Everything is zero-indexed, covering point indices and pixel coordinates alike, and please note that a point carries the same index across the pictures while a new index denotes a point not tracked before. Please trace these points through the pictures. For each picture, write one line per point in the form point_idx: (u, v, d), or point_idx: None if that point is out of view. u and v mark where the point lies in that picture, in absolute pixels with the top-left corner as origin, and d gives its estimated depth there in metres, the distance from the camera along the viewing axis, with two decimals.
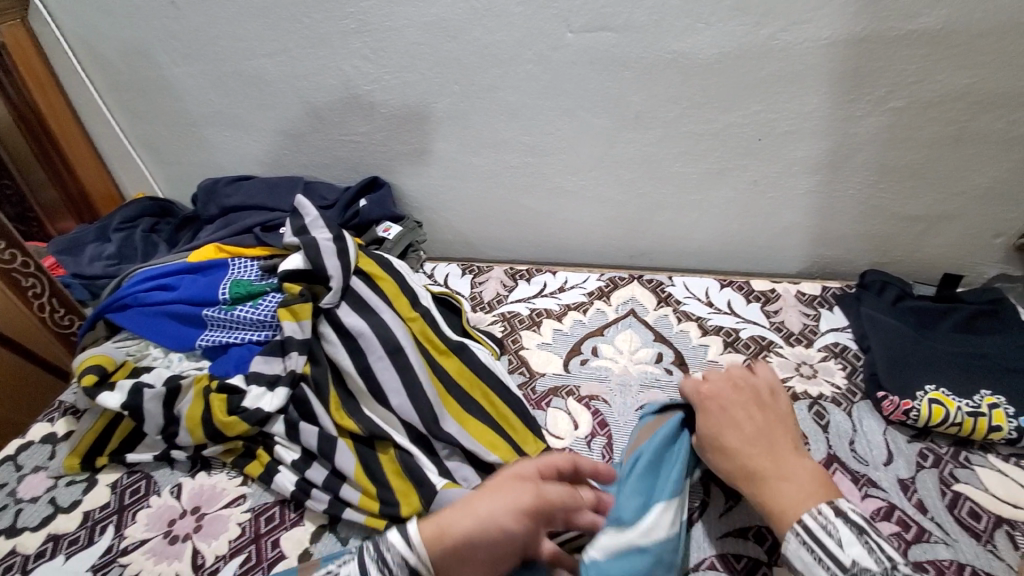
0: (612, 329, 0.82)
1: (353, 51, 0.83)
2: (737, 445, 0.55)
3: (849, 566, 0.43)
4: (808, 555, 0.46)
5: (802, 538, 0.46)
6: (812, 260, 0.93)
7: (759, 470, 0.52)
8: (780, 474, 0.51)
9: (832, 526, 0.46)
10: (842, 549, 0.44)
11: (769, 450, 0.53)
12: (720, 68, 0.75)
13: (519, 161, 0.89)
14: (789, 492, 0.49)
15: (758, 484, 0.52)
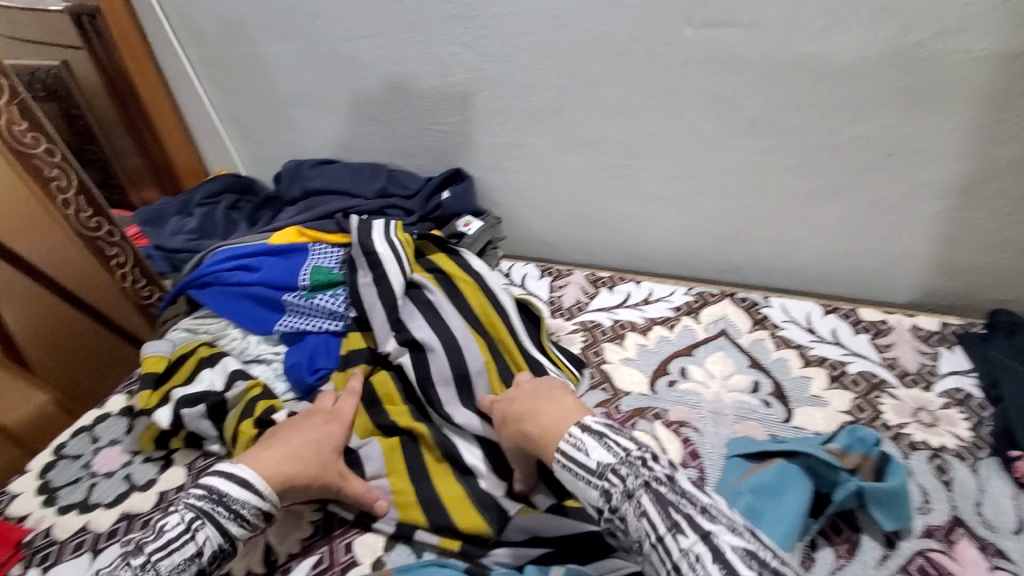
0: (702, 350, 0.76)
1: (452, 37, 0.80)
2: (520, 414, 0.59)
3: (595, 468, 0.50)
4: (572, 475, 0.51)
5: (560, 462, 0.52)
6: (927, 292, 0.84)
7: (535, 425, 0.56)
8: (552, 416, 0.56)
9: (580, 440, 0.52)
10: (589, 457, 0.51)
11: (544, 404, 0.58)
12: (854, 74, 0.68)
13: (612, 162, 0.84)
14: (555, 419, 0.56)
15: (535, 439, 0.56)
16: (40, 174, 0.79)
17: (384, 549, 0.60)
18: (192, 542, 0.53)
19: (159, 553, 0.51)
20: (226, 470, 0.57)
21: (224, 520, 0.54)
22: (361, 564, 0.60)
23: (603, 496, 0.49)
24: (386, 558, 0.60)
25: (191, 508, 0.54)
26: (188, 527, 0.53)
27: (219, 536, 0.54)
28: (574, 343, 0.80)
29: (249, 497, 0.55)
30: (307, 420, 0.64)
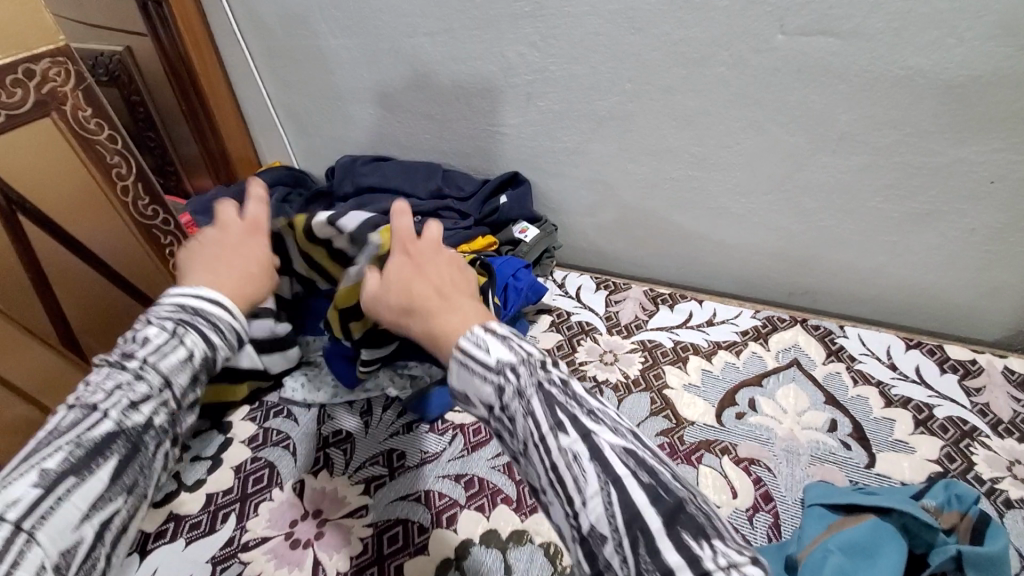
0: (771, 380, 0.72)
1: (520, 36, 0.76)
2: (405, 284, 0.47)
3: (499, 374, 0.39)
4: (467, 374, 0.40)
5: (459, 361, 0.40)
6: (1022, 330, 0.77)
7: (428, 315, 0.45)
8: (449, 313, 0.44)
9: (492, 337, 0.41)
10: (491, 354, 0.40)
11: (438, 291, 0.46)
12: (967, 93, 0.61)
13: (681, 173, 0.80)
14: (455, 323, 0.43)
15: (423, 322, 0.45)
16: (102, 161, 0.78)
17: (436, 573, 0.55)
18: (179, 347, 0.52)
19: (152, 354, 0.51)
20: (193, 292, 0.55)
21: (202, 331, 0.54)
22: None
23: (496, 394, 0.39)
24: None
25: (167, 319, 0.53)
26: (173, 334, 0.52)
27: (204, 345, 0.54)
28: (633, 363, 0.75)
29: (220, 313, 0.55)
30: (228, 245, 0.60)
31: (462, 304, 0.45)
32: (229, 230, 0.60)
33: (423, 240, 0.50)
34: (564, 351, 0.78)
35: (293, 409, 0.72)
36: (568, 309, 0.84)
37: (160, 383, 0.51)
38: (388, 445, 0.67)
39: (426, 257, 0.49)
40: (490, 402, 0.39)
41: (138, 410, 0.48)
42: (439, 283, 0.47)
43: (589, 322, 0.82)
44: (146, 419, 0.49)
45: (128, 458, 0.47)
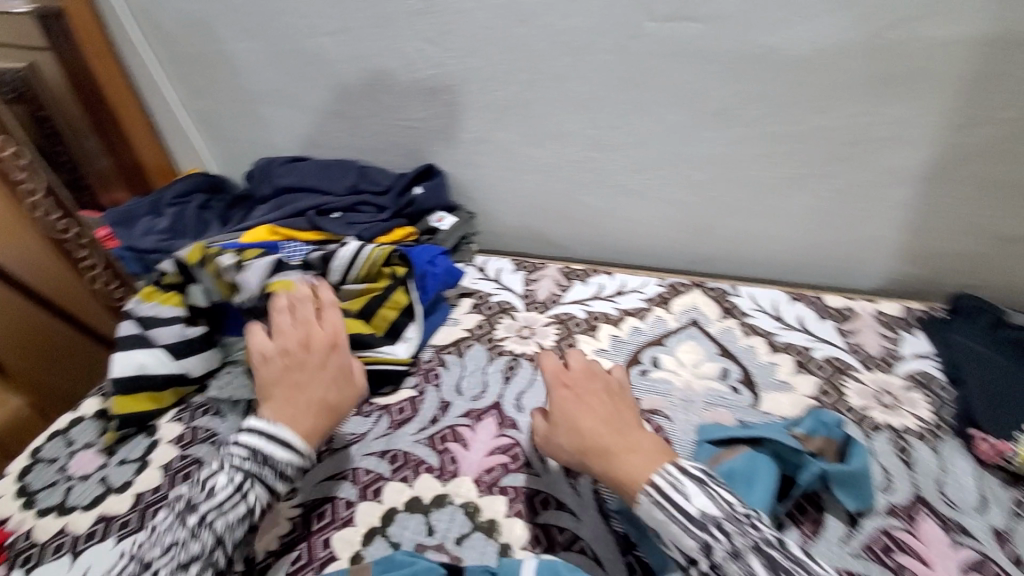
0: (672, 339, 0.78)
1: (417, 33, 0.80)
2: (578, 429, 0.56)
3: (695, 515, 0.48)
4: (665, 518, 0.48)
5: (652, 499, 0.49)
6: (895, 278, 0.85)
7: (605, 452, 0.54)
8: (627, 451, 0.53)
9: (679, 482, 0.49)
10: (689, 500, 0.48)
11: (616, 429, 0.55)
12: (815, 66, 0.69)
13: (582, 155, 0.85)
14: (636, 463, 0.52)
15: (605, 459, 0.54)
16: (8, 177, 0.77)
17: (363, 543, 0.57)
18: (242, 503, 0.54)
19: (212, 512, 0.53)
20: (262, 430, 0.56)
21: (271, 480, 0.55)
22: (339, 559, 0.57)
23: (701, 548, 0.46)
24: (364, 553, 0.57)
25: (235, 470, 0.54)
26: (236, 488, 0.54)
27: (267, 495, 0.55)
28: (547, 335, 0.80)
29: (290, 458, 0.56)
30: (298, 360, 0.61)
31: (639, 438, 0.54)
32: (287, 334, 0.63)
33: (585, 373, 0.61)
34: (483, 330, 0.82)
35: (220, 406, 0.74)
36: (488, 291, 0.88)
37: (213, 543, 0.52)
38: None
39: (581, 388, 0.60)
40: (694, 557, 0.47)
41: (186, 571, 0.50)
42: (612, 422, 0.56)
43: (508, 302, 0.86)
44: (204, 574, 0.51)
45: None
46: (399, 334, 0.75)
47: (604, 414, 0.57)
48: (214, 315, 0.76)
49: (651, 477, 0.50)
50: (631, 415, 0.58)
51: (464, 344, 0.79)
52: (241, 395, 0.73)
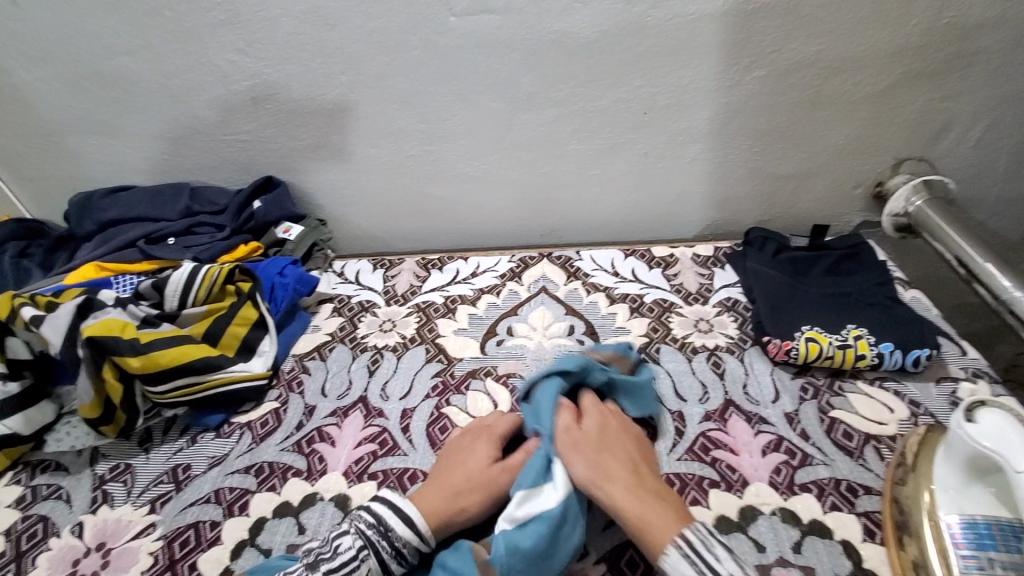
0: (526, 308, 0.84)
1: (225, 44, 0.79)
2: (599, 462, 0.52)
3: None
4: (689, 567, 0.44)
5: (685, 551, 0.45)
6: (708, 223, 0.97)
7: (624, 490, 0.50)
8: (655, 499, 0.50)
9: (710, 542, 0.45)
10: (719, 562, 0.44)
11: (639, 478, 0.52)
12: (600, 46, 0.77)
13: (417, 150, 0.88)
14: (661, 519, 0.48)
15: (618, 496, 0.50)
16: None
17: (231, 557, 0.56)
18: (357, 571, 0.48)
19: (330, 573, 0.47)
20: (396, 502, 0.52)
21: (386, 557, 0.49)
22: None
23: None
24: (234, 567, 0.55)
25: (360, 536, 0.50)
26: (356, 554, 0.49)
27: (379, 571, 0.50)
28: (409, 325, 0.83)
29: (409, 536, 0.50)
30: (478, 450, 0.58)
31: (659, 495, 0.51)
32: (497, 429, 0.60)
33: (596, 416, 0.58)
34: (346, 330, 0.83)
35: (63, 460, 0.68)
36: (348, 294, 0.89)
37: None
38: (172, 462, 0.66)
39: (600, 417, 0.58)
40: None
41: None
42: (637, 467, 0.53)
43: (369, 300, 0.88)
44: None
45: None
46: (254, 348, 0.75)
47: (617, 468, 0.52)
48: (41, 367, 0.71)
49: (683, 531, 0.46)
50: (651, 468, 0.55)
51: (327, 348, 0.80)
52: (83, 443, 0.68)
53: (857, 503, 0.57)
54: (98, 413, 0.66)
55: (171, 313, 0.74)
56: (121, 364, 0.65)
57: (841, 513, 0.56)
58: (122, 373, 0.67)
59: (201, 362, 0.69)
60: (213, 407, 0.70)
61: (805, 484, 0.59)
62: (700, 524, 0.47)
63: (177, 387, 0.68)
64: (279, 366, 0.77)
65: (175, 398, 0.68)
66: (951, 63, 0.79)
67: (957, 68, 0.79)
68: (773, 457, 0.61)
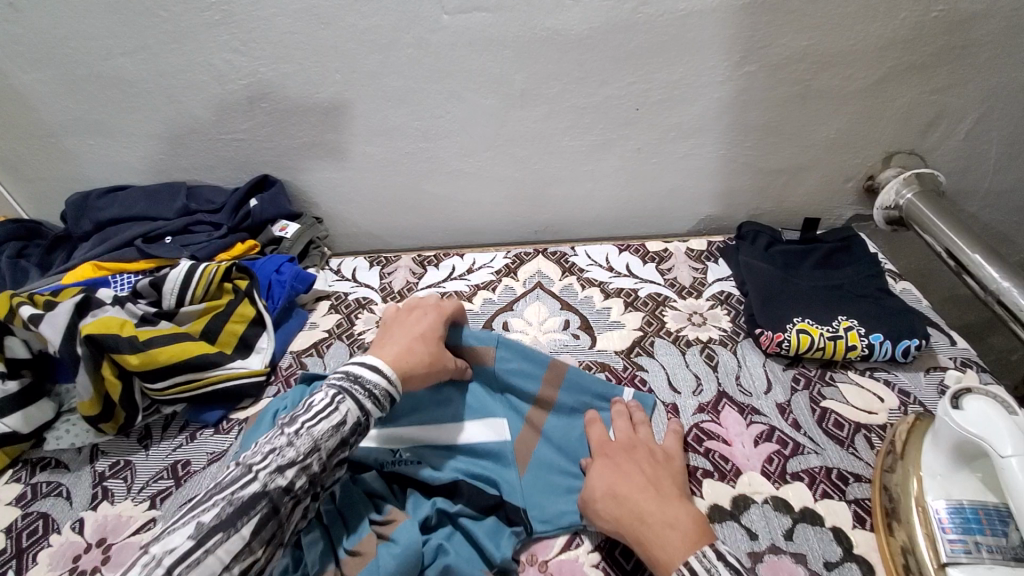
0: (521, 303, 0.85)
1: (220, 44, 0.79)
2: (614, 488, 0.53)
3: None
4: None
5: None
6: (701, 218, 0.98)
7: (634, 520, 0.50)
8: (661, 524, 0.48)
9: (713, 566, 0.43)
10: None
11: (654, 499, 0.51)
12: (592, 43, 0.78)
13: (413, 147, 0.89)
14: (670, 542, 0.47)
15: (635, 528, 0.49)
16: None
17: None
18: (337, 412, 0.50)
19: (312, 419, 0.49)
20: (321, 381, 0.53)
21: (312, 424, 0.48)
22: None
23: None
24: None
25: (330, 389, 0.52)
26: (332, 400, 0.50)
27: (313, 441, 0.48)
28: None
29: (378, 381, 0.53)
30: (412, 329, 0.62)
31: (678, 511, 0.49)
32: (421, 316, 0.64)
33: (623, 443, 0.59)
34: (343, 327, 0.83)
35: (62, 457, 0.68)
36: (345, 291, 0.90)
37: (246, 507, 0.43)
38: (171, 459, 0.67)
39: (605, 455, 0.58)
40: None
41: (285, 475, 0.46)
42: (659, 489, 0.52)
43: (366, 297, 0.88)
44: (259, 488, 0.44)
45: (268, 518, 0.44)
46: (252, 345, 0.76)
47: (635, 490, 0.52)
48: (39, 366, 0.72)
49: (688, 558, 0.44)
50: (675, 494, 0.52)
51: (324, 345, 0.80)
52: (83, 440, 0.68)
53: (847, 491, 0.58)
54: (97, 409, 0.66)
55: (170, 310, 0.74)
56: (119, 362, 0.66)
57: (832, 501, 0.57)
58: (120, 371, 0.68)
59: (198, 358, 0.70)
60: (211, 404, 0.71)
61: (797, 473, 0.59)
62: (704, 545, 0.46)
63: (176, 383, 0.68)
64: (276, 363, 0.78)
65: (174, 394, 0.68)
66: (941, 56, 0.79)
67: (946, 62, 0.80)
68: (765, 446, 0.62)
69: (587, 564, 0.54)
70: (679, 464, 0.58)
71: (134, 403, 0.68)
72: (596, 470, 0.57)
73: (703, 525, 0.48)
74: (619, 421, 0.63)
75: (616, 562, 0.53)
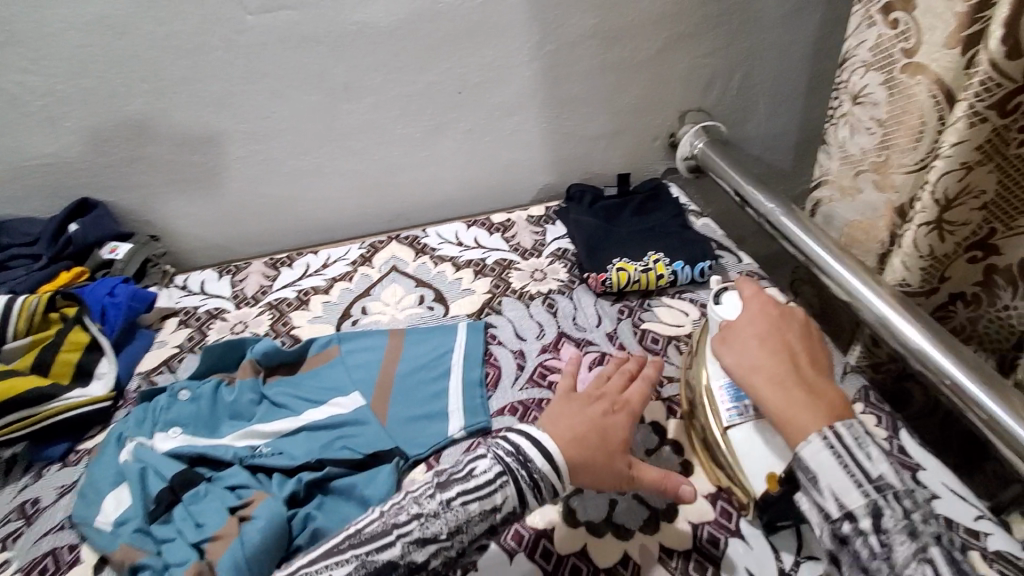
0: (378, 288, 0.88)
1: (1, 62, 0.74)
2: (740, 349, 0.55)
3: (877, 478, 0.44)
4: (832, 460, 0.45)
5: (835, 449, 0.46)
6: (540, 188, 1.07)
7: (763, 383, 0.52)
8: (803, 397, 0.50)
9: (864, 441, 0.46)
10: (871, 462, 0.44)
11: (790, 354, 0.54)
12: (402, 33, 0.83)
13: (244, 151, 0.88)
14: (807, 416, 0.49)
15: (762, 391, 0.52)
16: None
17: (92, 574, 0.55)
18: (499, 494, 0.50)
19: (468, 493, 0.50)
20: (530, 432, 0.53)
21: (472, 495, 0.50)
22: None
23: (869, 507, 0.43)
24: None
25: (499, 461, 0.51)
26: (495, 479, 0.50)
27: (465, 514, 0.49)
28: (262, 322, 0.84)
29: (549, 471, 0.51)
30: (567, 409, 0.56)
31: (820, 382, 0.51)
32: (589, 398, 0.58)
33: (749, 298, 0.60)
34: (195, 339, 0.81)
35: None
36: (194, 304, 0.87)
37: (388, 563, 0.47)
38: (19, 500, 0.62)
39: (761, 303, 0.59)
40: (855, 517, 0.43)
41: (420, 551, 0.48)
42: (793, 347, 0.55)
43: (217, 307, 0.87)
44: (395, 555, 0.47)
45: None
46: (91, 372, 0.72)
47: (764, 350, 0.54)
48: None
49: (834, 426, 0.47)
50: (796, 355, 0.54)
51: (175, 359, 0.78)
52: None
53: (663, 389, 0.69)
54: None
55: None
56: None
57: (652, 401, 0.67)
58: None
59: (25, 393, 0.66)
60: (57, 437, 0.67)
61: None
62: (851, 421, 0.48)
63: (6, 424, 0.64)
64: (124, 386, 0.75)
65: (5, 435, 0.64)
66: (701, 26, 0.95)
67: (707, 31, 0.96)
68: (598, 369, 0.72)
69: None
70: (636, 407, 0.58)
71: None
72: (727, 330, 0.58)
73: (832, 396, 0.51)
74: (743, 281, 0.64)
75: None
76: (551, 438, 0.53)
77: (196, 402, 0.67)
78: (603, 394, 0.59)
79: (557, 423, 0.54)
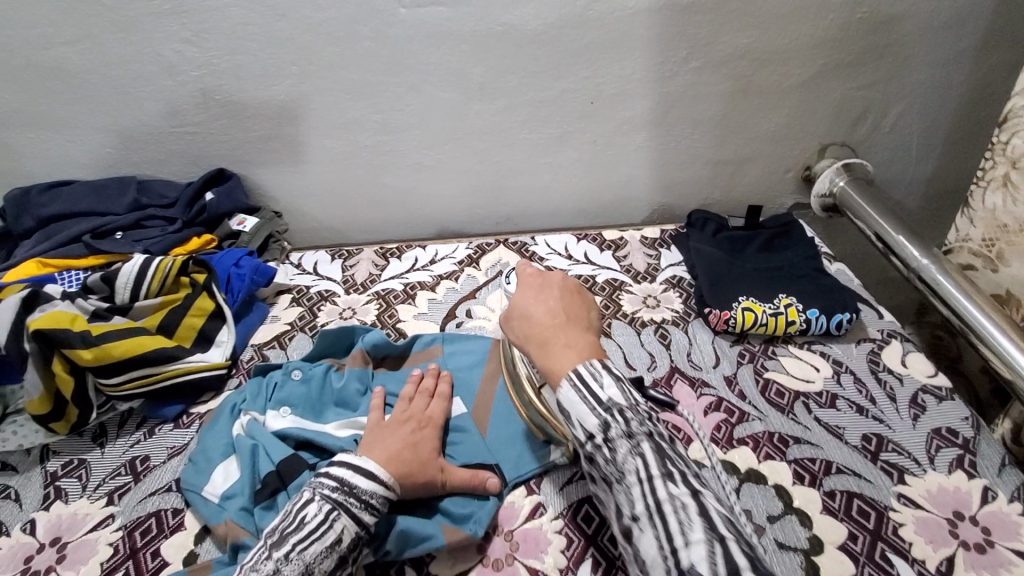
0: (484, 292, 0.87)
1: (170, 34, 0.78)
2: (523, 307, 0.56)
3: (606, 401, 0.46)
4: (576, 396, 0.47)
5: (575, 386, 0.47)
6: (655, 208, 1.02)
7: (538, 331, 0.53)
8: (561, 346, 0.51)
9: (597, 372, 0.48)
10: (602, 390, 0.47)
11: (563, 315, 0.55)
12: (546, 38, 0.81)
13: (373, 140, 0.89)
14: (563, 357, 0.50)
15: (535, 343, 0.53)
16: None
17: (194, 543, 0.56)
18: (331, 531, 0.48)
19: (302, 540, 0.47)
20: (351, 462, 0.53)
21: (358, 510, 0.50)
22: (172, 563, 0.55)
23: (602, 426, 0.46)
24: (200, 550, 0.56)
25: (325, 501, 0.50)
26: (327, 518, 0.49)
27: (355, 526, 0.50)
28: (369, 312, 0.84)
29: (376, 488, 0.52)
30: (409, 432, 0.58)
31: (574, 337, 0.52)
32: (403, 417, 0.61)
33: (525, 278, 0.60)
34: (306, 319, 0.83)
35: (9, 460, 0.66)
36: (306, 284, 0.89)
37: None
38: (129, 455, 0.65)
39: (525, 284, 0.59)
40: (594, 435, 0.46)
41: None
42: (569, 309, 0.56)
43: (328, 290, 0.88)
44: None
45: None
46: (212, 339, 0.75)
47: (544, 309, 0.55)
48: None
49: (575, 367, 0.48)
50: (542, 320, 0.54)
51: (286, 337, 0.80)
52: (33, 441, 0.66)
53: (788, 451, 0.62)
54: (47, 409, 0.64)
55: (123, 306, 0.73)
56: (72, 357, 0.65)
57: (774, 462, 0.61)
58: (72, 366, 0.66)
59: (153, 352, 0.69)
60: (171, 399, 0.70)
61: (743, 438, 0.64)
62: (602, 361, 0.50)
63: (133, 379, 0.67)
64: (237, 356, 0.77)
65: (130, 389, 0.67)
66: (865, 55, 0.86)
67: (871, 61, 0.87)
68: (714, 416, 0.66)
69: (551, 531, 0.56)
70: (439, 422, 0.62)
71: (87, 400, 0.67)
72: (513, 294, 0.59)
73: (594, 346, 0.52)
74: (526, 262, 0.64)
75: (578, 527, 0.56)
76: (370, 459, 0.54)
77: (307, 385, 0.68)
78: (408, 413, 0.61)
79: (375, 442, 0.57)
